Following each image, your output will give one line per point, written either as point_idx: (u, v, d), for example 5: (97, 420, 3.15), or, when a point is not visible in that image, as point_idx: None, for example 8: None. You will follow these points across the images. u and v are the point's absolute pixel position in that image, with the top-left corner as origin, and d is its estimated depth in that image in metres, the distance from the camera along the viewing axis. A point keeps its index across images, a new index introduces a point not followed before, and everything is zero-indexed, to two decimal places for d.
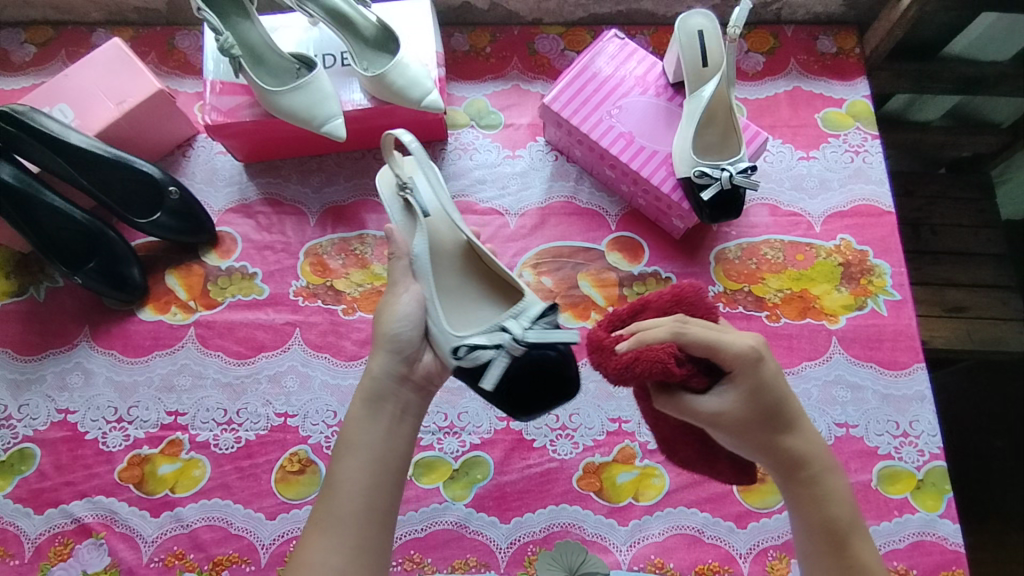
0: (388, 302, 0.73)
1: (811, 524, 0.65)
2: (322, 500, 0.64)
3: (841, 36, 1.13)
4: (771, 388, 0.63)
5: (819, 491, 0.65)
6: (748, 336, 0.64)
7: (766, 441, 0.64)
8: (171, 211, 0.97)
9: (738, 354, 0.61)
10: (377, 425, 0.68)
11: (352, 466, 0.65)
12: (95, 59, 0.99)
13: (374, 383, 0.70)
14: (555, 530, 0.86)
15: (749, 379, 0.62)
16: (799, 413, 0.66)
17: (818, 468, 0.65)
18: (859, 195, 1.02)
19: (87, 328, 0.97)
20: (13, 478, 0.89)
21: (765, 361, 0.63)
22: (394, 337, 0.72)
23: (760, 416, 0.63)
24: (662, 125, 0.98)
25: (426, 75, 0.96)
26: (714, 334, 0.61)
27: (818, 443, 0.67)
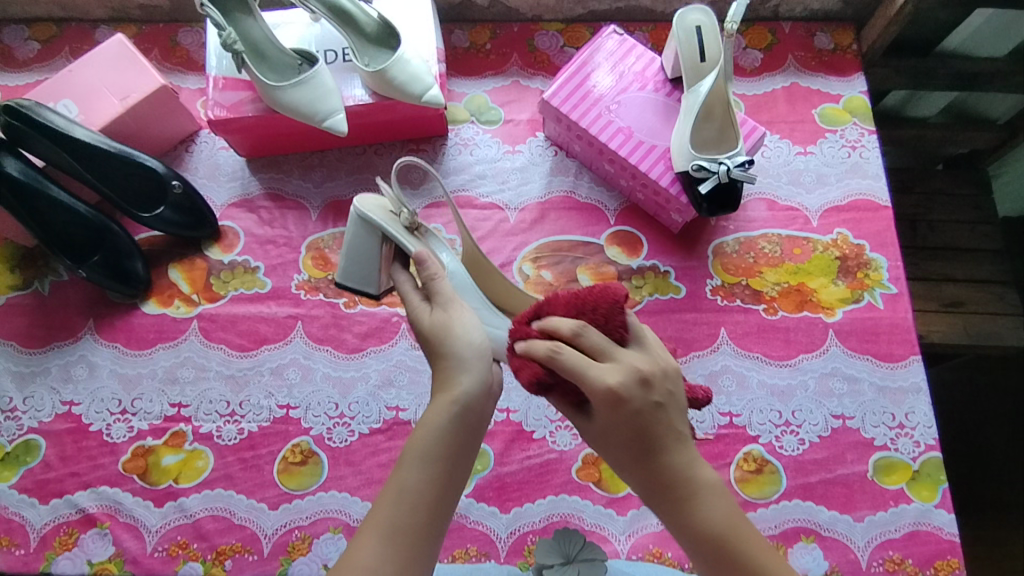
0: (451, 317, 0.68)
1: (688, 552, 0.60)
2: (384, 505, 0.59)
3: (839, 33, 1.14)
4: (630, 424, 0.59)
5: (691, 526, 0.58)
6: (618, 366, 0.59)
7: (631, 467, 0.61)
8: (175, 206, 0.98)
9: (594, 382, 0.58)
10: (454, 438, 0.62)
11: (422, 475, 0.60)
12: (100, 55, 1.00)
13: (463, 397, 0.64)
14: (555, 519, 0.87)
15: (605, 410, 0.59)
16: (671, 443, 0.59)
17: (690, 509, 0.59)
18: (856, 190, 1.03)
19: (92, 321, 0.98)
20: (19, 469, 0.90)
21: (627, 393, 0.58)
22: (478, 346, 0.67)
23: (623, 442, 0.60)
24: (661, 120, 0.99)
25: (426, 71, 0.97)
26: (583, 363, 0.59)
27: (689, 473, 0.59)
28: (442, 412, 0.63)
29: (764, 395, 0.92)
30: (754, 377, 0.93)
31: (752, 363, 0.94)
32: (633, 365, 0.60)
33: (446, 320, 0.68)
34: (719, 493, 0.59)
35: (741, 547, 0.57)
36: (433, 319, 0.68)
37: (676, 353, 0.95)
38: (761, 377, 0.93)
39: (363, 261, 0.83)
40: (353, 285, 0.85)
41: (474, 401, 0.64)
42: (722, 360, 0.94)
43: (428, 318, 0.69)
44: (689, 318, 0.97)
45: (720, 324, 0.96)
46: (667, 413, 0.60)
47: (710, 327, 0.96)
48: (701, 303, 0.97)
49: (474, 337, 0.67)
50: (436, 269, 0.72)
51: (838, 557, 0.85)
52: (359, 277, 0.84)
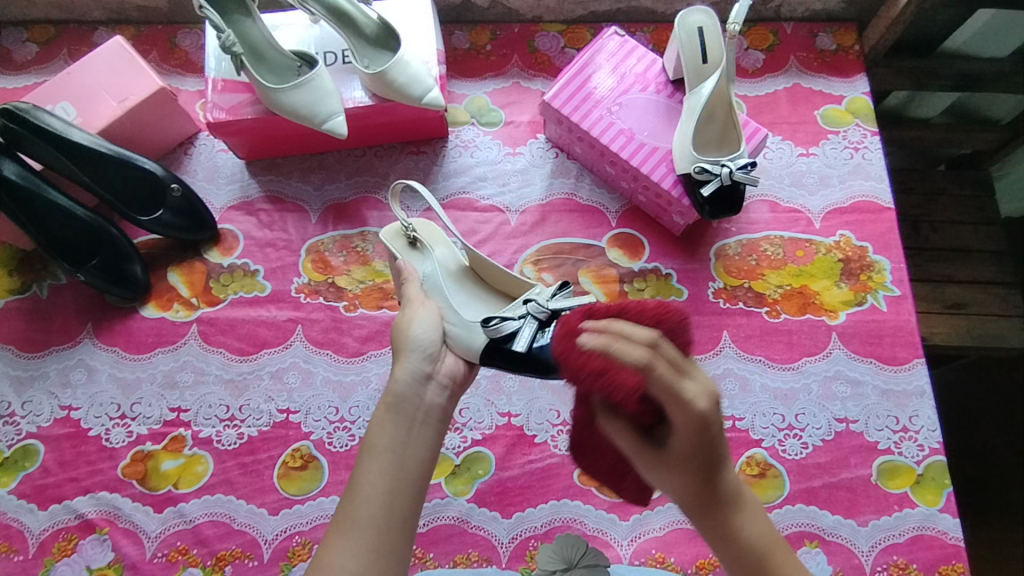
0: (403, 315, 0.75)
1: (731, 571, 0.61)
2: (343, 505, 0.61)
3: (841, 33, 1.14)
4: (707, 443, 0.57)
5: (739, 546, 0.60)
6: (702, 381, 0.55)
7: (695, 488, 0.59)
8: (174, 209, 0.97)
9: (687, 402, 0.54)
10: (401, 427, 0.66)
11: (371, 467, 0.63)
12: (99, 57, 0.99)
13: (399, 388, 0.68)
14: (556, 524, 0.86)
15: (692, 432, 0.56)
16: (727, 462, 0.60)
17: (737, 513, 0.60)
18: (859, 191, 1.03)
19: (91, 325, 0.98)
20: (17, 475, 0.90)
21: (714, 413, 0.56)
22: (414, 340, 0.72)
23: (696, 463, 0.58)
24: (662, 122, 0.98)
25: (427, 73, 0.96)
26: (677, 380, 0.53)
27: (737, 490, 0.61)
28: (386, 408, 0.67)
29: (767, 399, 0.92)
30: (756, 380, 0.93)
31: (754, 366, 0.93)
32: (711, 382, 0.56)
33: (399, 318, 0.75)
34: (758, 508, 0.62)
35: (783, 549, 0.60)
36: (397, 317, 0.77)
37: None
38: (764, 380, 0.93)
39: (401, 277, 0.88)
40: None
41: (413, 386, 0.69)
42: (724, 363, 0.94)
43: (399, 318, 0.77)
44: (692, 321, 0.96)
45: (722, 326, 0.96)
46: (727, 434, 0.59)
47: (713, 330, 0.95)
48: (703, 306, 0.97)
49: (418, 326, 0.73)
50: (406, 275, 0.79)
51: (842, 562, 0.84)
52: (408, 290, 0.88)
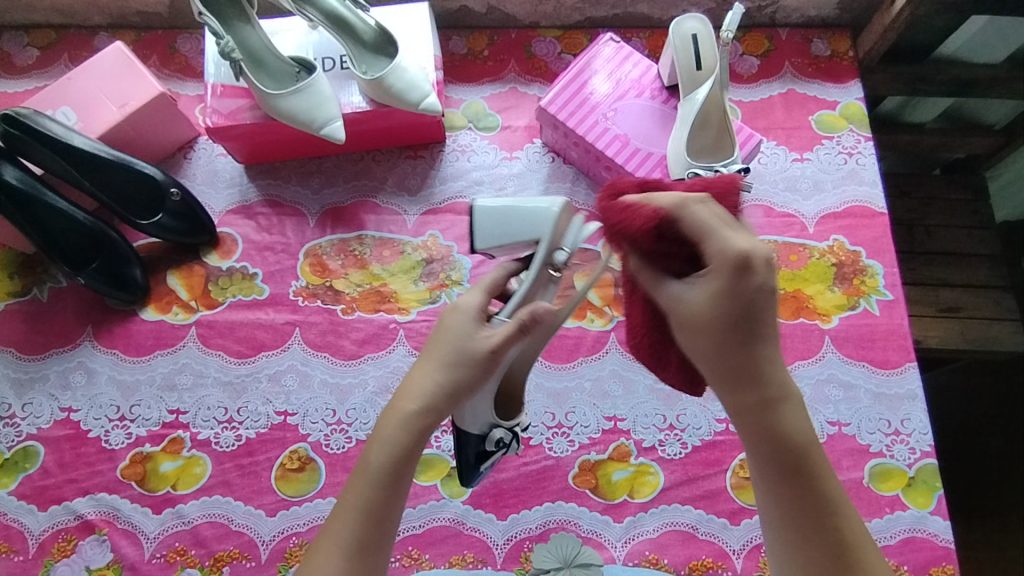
0: (473, 360, 0.61)
1: (762, 462, 0.56)
2: (345, 527, 0.58)
3: (835, 39, 1.15)
4: (747, 297, 0.53)
5: (776, 433, 0.54)
6: (755, 240, 0.54)
7: (731, 353, 0.54)
8: (173, 212, 0.98)
9: (719, 252, 0.54)
10: (410, 454, 0.60)
11: (375, 494, 0.58)
12: (99, 63, 1.00)
13: (417, 406, 0.60)
14: (551, 526, 0.87)
15: (727, 279, 0.53)
16: (774, 342, 0.55)
17: (771, 396, 0.55)
18: (853, 196, 1.04)
19: (90, 328, 0.99)
20: (18, 476, 0.90)
21: (757, 267, 0.53)
22: (455, 389, 0.61)
23: (728, 320, 0.53)
24: (657, 128, 0.99)
25: (424, 78, 0.97)
26: (715, 224, 0.54)
27: (785, 374, 0.56)
28: (393, 424, 0.60)
29: None
30: None
31: None
32: (767, 247, 0.54)
33: (471, 342, 0.61)
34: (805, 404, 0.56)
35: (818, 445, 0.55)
36: (472, 334, 0.61)
37: None
38: None
39: (504, 218, 0.67)
40: (473, 224, 0.68)
41: (437, 406, 0.60)
42: None
43: (468, 333, 0.61)
44: None
45: None
46: (776, 311, 0.55)
47: None
48: None
49: (475, 381, 0.61)
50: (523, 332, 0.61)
51: None
52: (499, 237, 0.67)
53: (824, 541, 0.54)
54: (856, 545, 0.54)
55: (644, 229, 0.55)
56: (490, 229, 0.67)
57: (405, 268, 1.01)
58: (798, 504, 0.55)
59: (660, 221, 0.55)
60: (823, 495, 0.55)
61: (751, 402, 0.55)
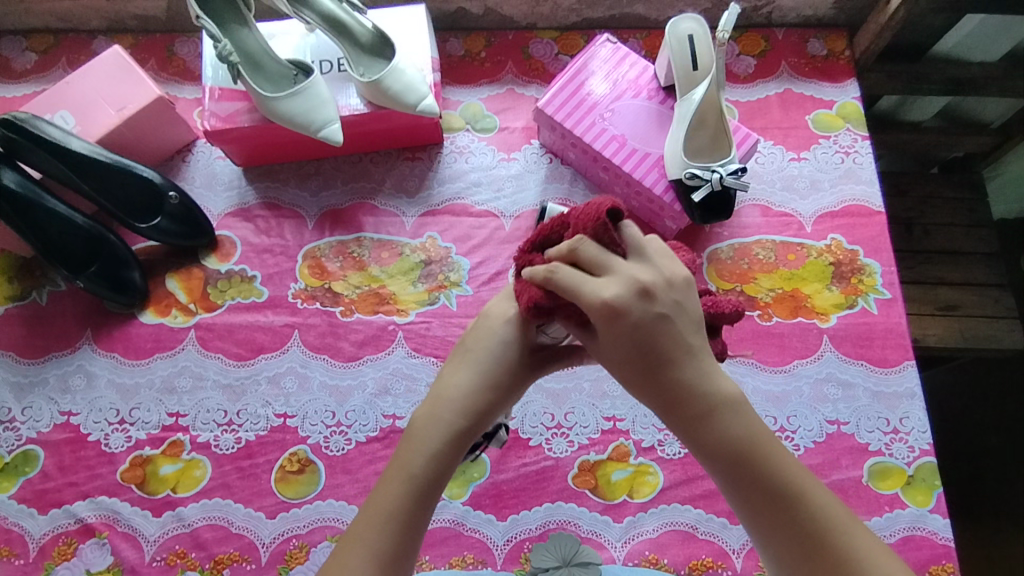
0: (517, 381, 0.63)
1: (717, 475, 0.53)
2: (381, 532, 0.56)
3: (831, 39, 1.15)
4: (638, 335, 0.51)
5: (711, 445, 0.52)
6: (621, 275, 0.52)
7: (641, 385, 0.53)
8: (172, 216, 0.99)
9: (592, 304, 0.50)
10: (448, 458, 0.60)
11: (412, 499, 0.57)
12: (98, 67, 1.01)
13: (457, 407, 0.61)
14: (551, 526, 0.87)
15: (605, 324, 0.51)
16: (684, 356, 0.52)
17: (698, 409, 0.52)
18: (850, 195, 1.04)
19: (89, 331, 0.99)
20: (18, 480, 0.91)
21: (628, 306, 0.51)
22: (496, 405, 0.62)
23: (631, 357, 0.52)
24: (654, 128, 0.99)
25: (422, 80, 0.98)
26: (577, 278, 0.51)
27: (707, 383, 0.53)
28: (435, 431, 0.60)
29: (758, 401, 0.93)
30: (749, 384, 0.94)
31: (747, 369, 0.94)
32: (636, 274, 0.52)
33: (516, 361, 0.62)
34: (736, 402, 0.53)
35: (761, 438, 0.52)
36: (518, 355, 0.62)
37: None
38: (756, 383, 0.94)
39: None
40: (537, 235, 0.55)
41: (476, 410, 0.61)
42: None
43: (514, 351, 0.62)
44: None
45: None
46: (677, 327, 0.52)
47: None
48: None
49: (514, 396, 0.64)
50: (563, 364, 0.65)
51: None
52: None
53: (792, 535, 0.51)
54: (824, 533, 0.50)
55: (533, 301, 0.55)
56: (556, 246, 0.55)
57: (404, 269, 1.01)
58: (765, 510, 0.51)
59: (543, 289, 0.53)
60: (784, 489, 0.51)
61: (688, 425, 0.53)
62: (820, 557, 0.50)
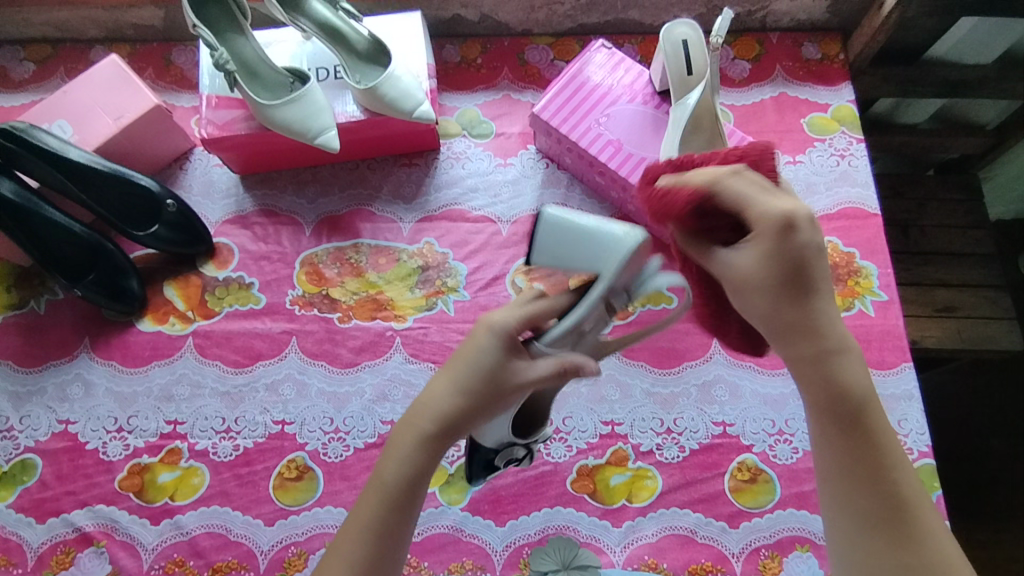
0: (500, 391, 0.59)
1: (820, 415, 0.55)
2: (355, 545, 0.58)
3: (825, 43, 1.16)
4: (799, 257, 0.53)
5: (830, 382, 0.54)
6: (788, 200, 0.55)
7: (781, 308, 0.54)
8: (170, 223, 0.99)
9: (765, 217, 0.53)
10: (420, 467, 0.59)
11: (387, 510, 0.58)
12: (95, 76, 1.01)
13: (429, 417, 0.59)
14: (550, 532, 0.87)
15: (773, 240, 0.53)
16: (827, 291, 0.55)
17: (827, 344, 0.55)
18: (846, 198, 1.04)
19: (88, 339, 0.99)
20: (16, 489, 0.90)
21: (801, 226, 0.53)
22: (474, 413, 0.59)
23: (780, 276, 0.54)
24: (650, 133, 1.00)
25: (417, 87, 0.98)
26: (752, 190, 0.54)
27: (839, 330, 0.55)
28: (407, 440, 0.59)
29: (757, 404, 0.92)
30: (746, 387, 0.94)
31: (744, 372, 0.94)
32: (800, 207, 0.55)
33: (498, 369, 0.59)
34: (859, 355, 0.55)
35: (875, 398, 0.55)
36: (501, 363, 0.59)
37: (667, 364, 0.95)
38: (754, 386, 0.93)
39: (569, 235, 0.64)
40: (537, 235, 0.65)
41: (449, 420, 0.59)
42: (715, 370, 0.95)
43: (496, 359, 0.59)
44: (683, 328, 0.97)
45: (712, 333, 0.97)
46: (825, 266, 0.55)
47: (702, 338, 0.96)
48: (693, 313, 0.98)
49: (496, 406, 0.60)
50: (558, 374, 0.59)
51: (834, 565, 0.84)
52: (556, 258, 0.65)
53: (874, 491, 0.53)
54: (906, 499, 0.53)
55: (687, 202, 0.56)
56: (551, 245, 0.65)
57: (401, 275, 1.01)
58: (849, 460, 0.54)
59: (701, 197, 0.55)
60: (881, 449, 0.54)
61: (803, 354, 0.55)
62: (896, 520, 0.53)
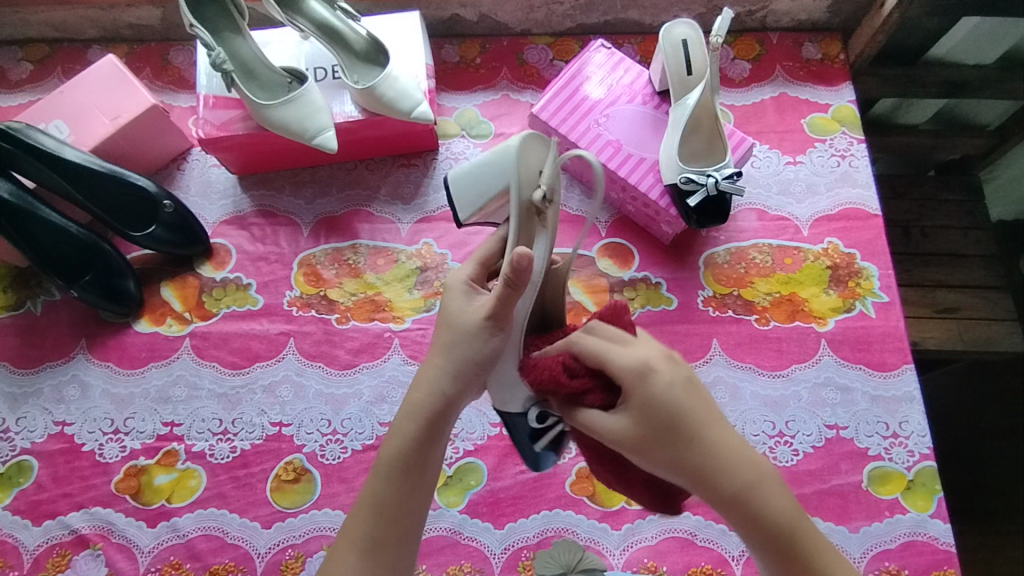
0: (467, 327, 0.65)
1: (760, 549, 0.57)
2: (359, 520, 0.61)
3: (826, 43, 1.15)
4: (665, 402, 0.57)
5: (760, 518, 0.56)
6: (641, 346, 0.60)
7: (678, 461, 0.56)
8: (166, 224, 0.98)
9: (627, 366, 0.58)
10: (422, 443, 0.62)
11: (391, 486, 0.61)
12: (92, 76, 1.01)
13: (422, 384, 0.65)
14: (549, 534, 0.86)
15: (640, 392, 0.57)
16: (711, 427, 0.57)
17: (739, 482, 0.56)
18: (847, 199, 1.04)
19: (84, 341, 0.98)
20: (12, 490, 0.90)
21: (659, 368, 0.58)
22: (459, 357, 0.64)
23: (657, 427, 0.56)
24: (649, 134, 0.99)
25: (415, 87, 0.98)
26: (603, 347, 0.59)
27: (746, 454, 0.57)
28: (409, 419, 0.63)
29: (757, 406, 0.92)
30: (746, 389, 0.93)
31: (744, 373, 0.94)
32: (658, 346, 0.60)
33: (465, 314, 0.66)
34: (765, 474, 0.57)
35: (802, 516, 0.57)
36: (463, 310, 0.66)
37: None
38: (754, 388, 0.93)
39: (472, 183, 0.72)
40: (451, 197, 0.73)
41: (444, 391, 0.63)
42: (715, 371, 0.94)
43: (461, 305, 0.66)
44: (682, 330, 0.97)
45: (712, 335, 0.96)
46: (700, 394, 0.59)
47: (702, 339, 0.96)
48: (693, 314, 0.98)
49: (478, 351, 0.64)
50: (512, 279, 0.59)
51: None
52: (472, 206, 0.72)
53: None
54: None
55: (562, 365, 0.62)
56: (467, 201, 0.72)
57: (400, 276, 1.01)
58: None
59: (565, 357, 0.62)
60: (823, 567, 0.56)
61: (713, 494, 0.56)
62: None
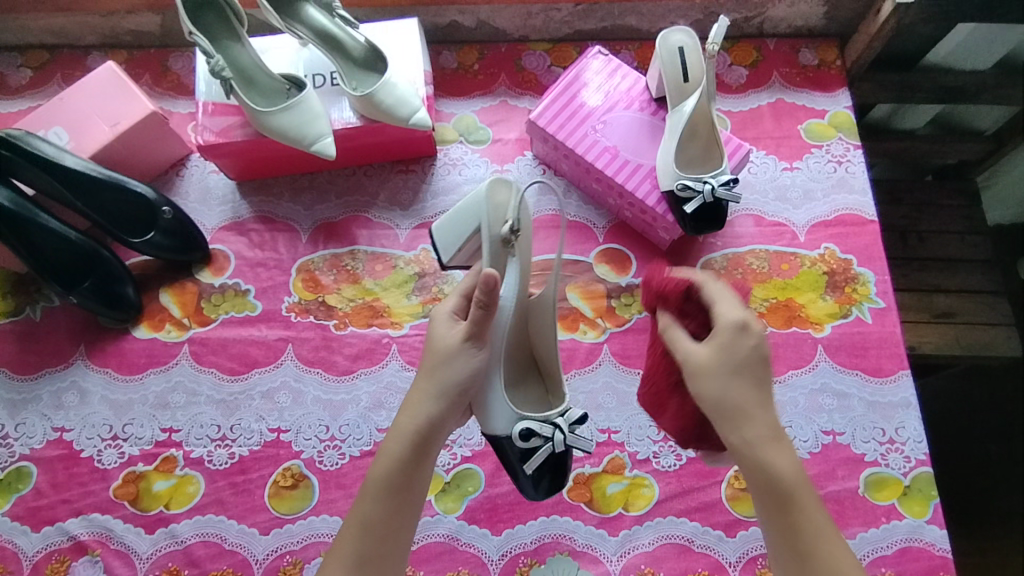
0: (451, 355, 0.73)
1: (755, 493, 0.63)
2: (349, 537, 0.67)
3: (822, 49, 1.16)
4: (743, 352, 0.64)
5: (768, 469, 0.61)
6: (742, 311, 0.67)
7: (731, 393, 0.63)
8: (165, 231, 0.99)
9: (721, 314, 0.66)
10: (409, 464, 0.69)
11: (380, 504, 0.68)
12: (92, 83, 1.01)
13: (411, 409, 0.72)
14: (546, 541, 0.86)
15: (728, 337, 0.64)
16: (769, 390, 0.65)
17: (764, 434, 0.62)
18: (843, 204, 1.04)
19: (83, 347, 0.99)
20: (11, 497, 0.90)
21: (752, 332, 0.65)
22: (446, 383, 0.72)
23: (726, 363, 0.64)
24: (646, 140, 0.99)
25: (413, 94, 0.98)
26: (717, 295, 0.68)
27: (776, 423, 0.64)
28: (399, 440, 0.70)
29: None
30: None
31: None
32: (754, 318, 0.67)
33: (449, 342, 0.74)
34: (790, 447, 0.63)
35: (807, 488, 0.62)
36: (446, 340, 0.74)
37: None
38: None
39: (451, 227, 0.84)
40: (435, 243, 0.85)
41: (430, 414, 0.71)
42: None
43: (445, 333, 0.75)
44: None
45: None
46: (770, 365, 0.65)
47: None
48: None
49: (461, 375, 0.72)
50: (482, 300, 0.70)
51: None
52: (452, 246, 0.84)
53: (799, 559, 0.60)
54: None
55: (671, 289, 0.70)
56: (449, 243, 0.84)
57: (398, 282, 1.01)
58: (780, 528, 0.61)
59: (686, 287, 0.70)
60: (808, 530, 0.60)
61: (742, 435, 0.63)
62: None
